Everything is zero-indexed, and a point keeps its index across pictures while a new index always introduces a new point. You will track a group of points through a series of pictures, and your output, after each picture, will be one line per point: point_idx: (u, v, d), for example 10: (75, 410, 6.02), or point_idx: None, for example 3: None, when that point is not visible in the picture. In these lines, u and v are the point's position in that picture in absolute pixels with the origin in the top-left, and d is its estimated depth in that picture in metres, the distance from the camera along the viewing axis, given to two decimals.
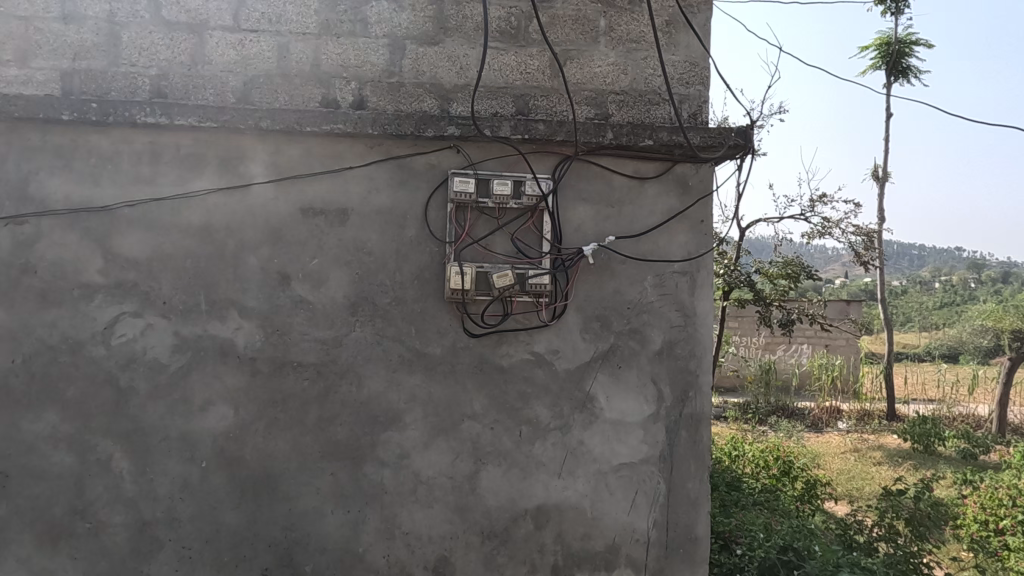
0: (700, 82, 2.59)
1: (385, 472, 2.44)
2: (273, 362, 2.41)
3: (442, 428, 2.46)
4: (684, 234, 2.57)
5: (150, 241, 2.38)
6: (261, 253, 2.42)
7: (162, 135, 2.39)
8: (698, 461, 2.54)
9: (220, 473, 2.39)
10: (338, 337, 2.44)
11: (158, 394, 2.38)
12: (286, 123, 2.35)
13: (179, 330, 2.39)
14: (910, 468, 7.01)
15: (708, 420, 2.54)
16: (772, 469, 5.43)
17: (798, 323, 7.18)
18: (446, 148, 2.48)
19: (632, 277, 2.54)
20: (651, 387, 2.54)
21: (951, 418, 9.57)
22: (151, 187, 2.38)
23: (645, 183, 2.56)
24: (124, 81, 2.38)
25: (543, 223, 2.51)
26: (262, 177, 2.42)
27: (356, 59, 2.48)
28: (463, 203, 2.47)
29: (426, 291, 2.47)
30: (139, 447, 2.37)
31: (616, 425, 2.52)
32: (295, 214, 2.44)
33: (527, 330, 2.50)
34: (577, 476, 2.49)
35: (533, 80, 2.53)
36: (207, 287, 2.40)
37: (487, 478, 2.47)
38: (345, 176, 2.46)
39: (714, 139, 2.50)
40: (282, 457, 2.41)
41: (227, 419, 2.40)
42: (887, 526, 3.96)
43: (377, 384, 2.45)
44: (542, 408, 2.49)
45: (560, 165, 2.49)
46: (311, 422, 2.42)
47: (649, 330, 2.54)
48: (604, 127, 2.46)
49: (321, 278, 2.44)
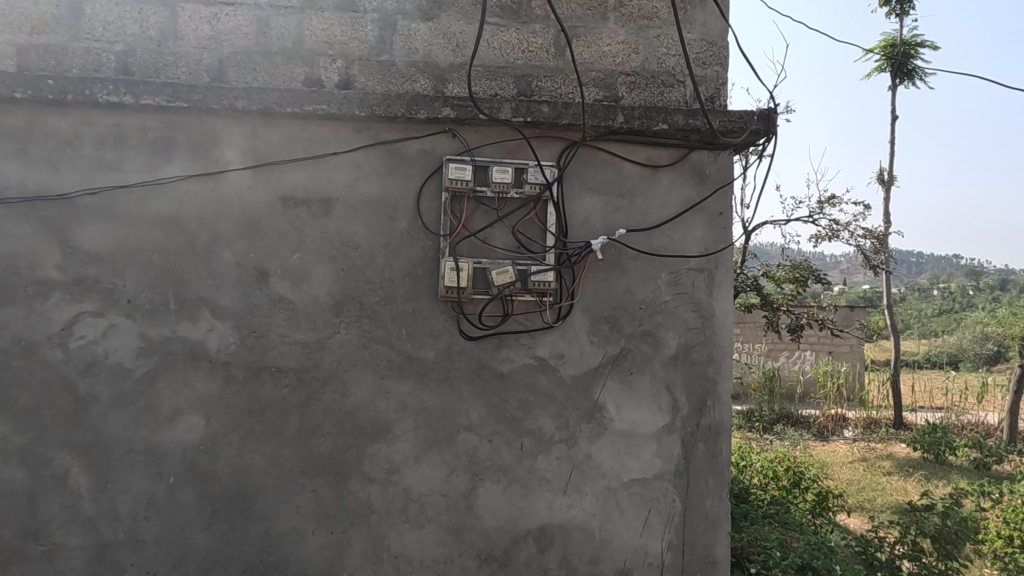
0: (718, 62, 2.38)
1: (372, 488, 2.21)
2: (249, 367, 2.19)
3: (436, 440, 2.23)
4: (701, 228, 2.36)
5: (114, 233, 2.16)
6: (237, 247, 2.20)
7: (128, 117, 2.17)
8: (717, 476, 2.31)
9: (190, 490, 2.16)
10: (321, 340, 2.21)
11: (121, 402, 2.15)
12: (264, 103, 2.13)
13: (145, 331, 2.16)
14: (922, 479, 6.77)
15: (728, 431, 2.32)
16: (782, 481, 5.15)
17: (807, 328, 6.88)
18: (441, 133, 2.27)
19: (644, 274, 2.32)
20: (666, 396, 2.31)
21: (961, 427, 9.31)
22: (116, 174, 2.15)
23: (658, 172, 2.34)
24: (86, 57, 2.16)
25: (547, 215, 2.29)
26: (238, 163, 2.20)
27: (342, 35, 2.27)
28: (460, 193, 2.25)
29: (418, 290, 2.25)
30: (99, 461, 2.13)
31: (628, 437, 2.29)
32: (274, 204, 2.22)
33: (529, 332, 2.27)
34: (583, 494, 2.26)
35: (536, 59, 2.32)
36: (177, 284, 2.18)
37: (485, 495, 2.24)
38: (331, 163, 2.24)
39: (734, 124, 2.28)
40: (258, 473, 2.18)
41: (198, 429, 2.17)
42: (911, 544, 3.70)
43: (364, 392, 2.22)
44: (546, 418, 2.26)
45: (566, 152, 2.29)
46: (291, 433, 2.19)
47: (663, 332, 2.32)
48: (614, 109, 2.24)
49: (303, 275, 2.22)
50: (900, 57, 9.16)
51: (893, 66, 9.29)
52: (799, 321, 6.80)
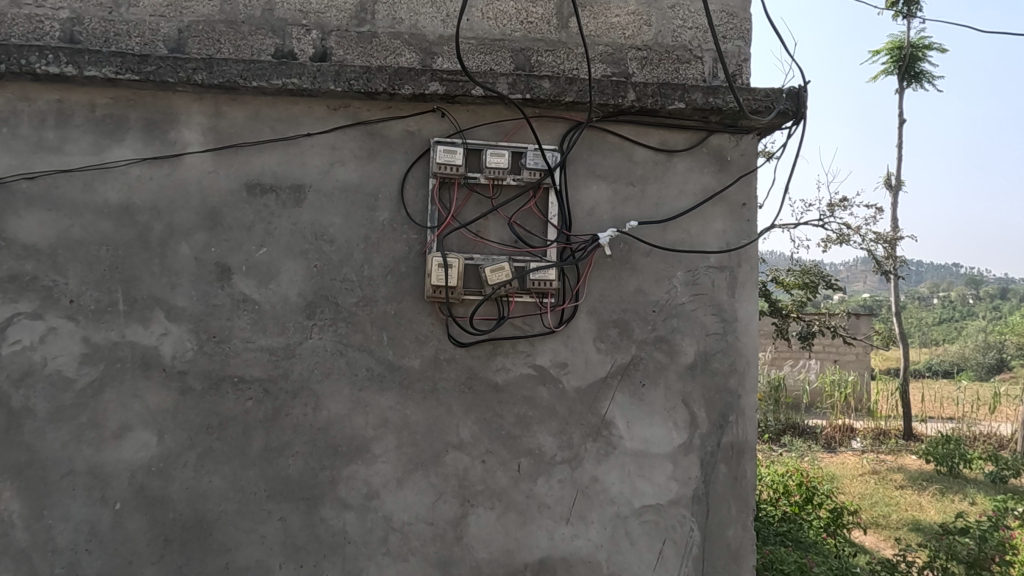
0: (740, 36, 2.12)
1: (348, 516, 1.93)
2: (208, 377, 1.92)
3: (422, 461, 1.96)
4: (722, 221, 2.10)
5: (55, 223, 1.89)
6: (196, 240, 1.94)
7: (73, 91, 1.91)
8: (741, 502, 2.04)
9: (138, 517, 1.88)
10: (291, 346, 1.95)
11: (60, 416, 1.87)
12: (227, 76, 1.87)
13: (89, 335, 1.89)
14: (936, 493, 6.46)
15: (753, 451, 2.05)
16: (794, 496, 4.76)
17: (818, 336, 6.52)
18: (428, 112, 2.01)
19: (657, 273, 2.06)
20: (682, 411, 2.04)
21: (974, 438, 8.98)
22: (58, 157, 1.90)
23: (673, 158, 2.08)
24: (28, 25, 1.91)
25: (548, 205, 2.04)
26: (198, 146, 1.95)
27: (317, 3, 2.01)
28: (450, 179, 1.99)
29: (401, 289, 1.98)
30: (34, 484, 1.86)
31: (639, 458, 2.02)
32: (239, 191, 1.96)
33: (528, 337, 2.01)
34: (589, 523, 1.99)
35: (536, 31, 2.07)
36: (126, 282, 1.91)
37: (477, 524, 1.96)
38: (304, 146, 1.98)
39: (760, 103, 2.01)
40: (218, 498, 1.90)
41: (149, 448, 1.90)
42: (941, 570, 3.39)
43: (339, 405, 1.95)
44: (546, 436, 1.99)
45: (570, 135, 2.03)
46: (255, 453, 1.92)
47: (679, 338, 2.05)
48: (624, 86, 1.97)
49: (270, 272, 1.96)
50: (907, 58, 8.92)
51: (900, 67, 9.05)
52: (810, 328, 6.50)
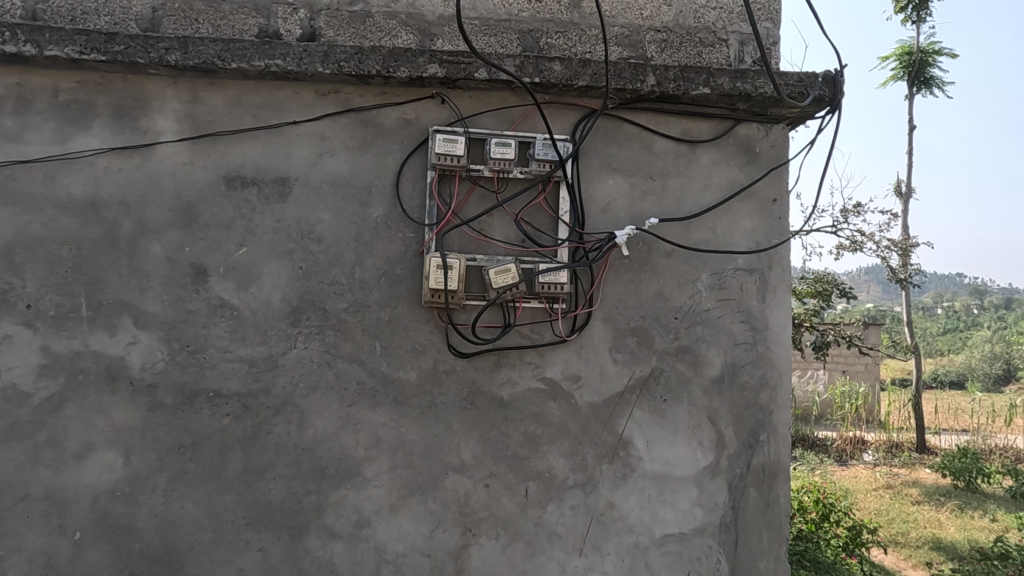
0: (769, 17, 1.94)
1: (335, 546, 1.73)
2: (180, 392, 1.72)
3: (417, 485, 1.76)
4: (750, 219, 1.91)
5: (12, 219, 1.70)
6: (169, 239, 1.75)
7: (35, 74, 1.73)
8: (773, 531, 1.83)
9: (100, 549, 1.68)
10: (272, 356, 1.75)
11: (14, 435, 1.67)
12: (203, 57, 1.68)
13: (48, 344, 1.70)
14: (955, 509, 6.18)
15: (786, 474, 1.84)
16: (810, 513, 4.51)
17: (833, 345, 6.27)
18: (427, 98, 1.83)
19: (680, 276, 1.86)
20: (708, 429, 1.84)
21: (991, 451, 8.70)
22: (17, 146, 1.71)
23: (696, 150, 1.90)
24: None
25: (559, 200, 1.85)
26: (173, 135, 1.77)
27: None
28: (450, 171, 1.81)
29: (397, 293, 1.79)
30: None
31: (661, 482, 1.81)
32: (216, 185, 1.77)
33: (536, 347, 1.81)
34: (605, 554, 1.78)
35: (545, 11, 1.89)
36: (91, 285, 1.72)
37: (480, 556, 1.75)
38: (289, 135, 1.80)
39: (793, 89, 1.82)
40: (191, 526, 1.70)
41: (114, 470, 1.70)
42: None
43: (326, 423, 1.75)
44: (557, 457, 1.79)
45: (582, 124, 1.85)
46: (232, 476, 1.72)
47: (704, 348, 1.85)
48: (643, 69, 1.78)
49: (251, 274, 1.76)
50: (918, 63, 8.74)
51: (910, 73, 8.86)
52: (824, 339, 6.22)
